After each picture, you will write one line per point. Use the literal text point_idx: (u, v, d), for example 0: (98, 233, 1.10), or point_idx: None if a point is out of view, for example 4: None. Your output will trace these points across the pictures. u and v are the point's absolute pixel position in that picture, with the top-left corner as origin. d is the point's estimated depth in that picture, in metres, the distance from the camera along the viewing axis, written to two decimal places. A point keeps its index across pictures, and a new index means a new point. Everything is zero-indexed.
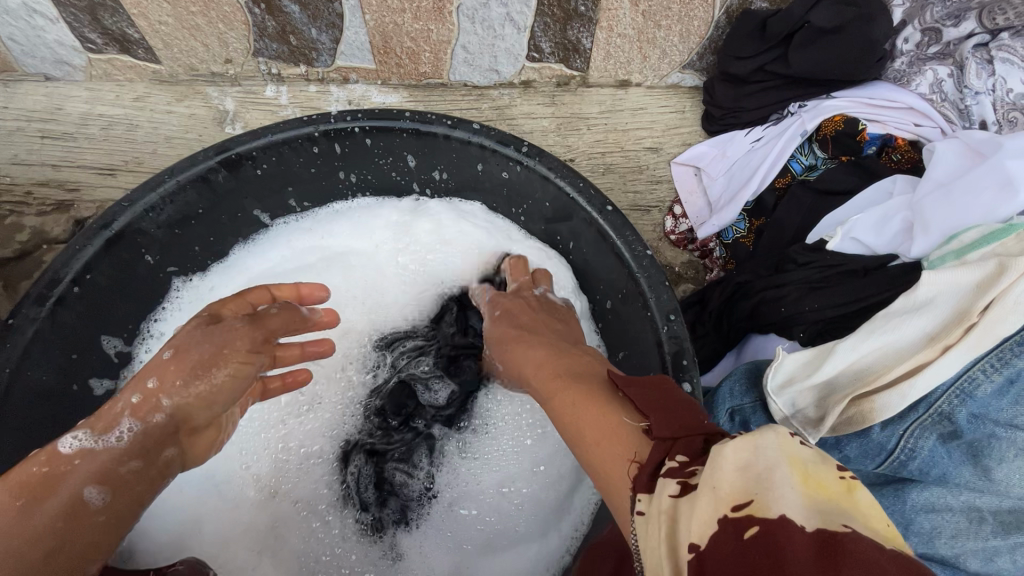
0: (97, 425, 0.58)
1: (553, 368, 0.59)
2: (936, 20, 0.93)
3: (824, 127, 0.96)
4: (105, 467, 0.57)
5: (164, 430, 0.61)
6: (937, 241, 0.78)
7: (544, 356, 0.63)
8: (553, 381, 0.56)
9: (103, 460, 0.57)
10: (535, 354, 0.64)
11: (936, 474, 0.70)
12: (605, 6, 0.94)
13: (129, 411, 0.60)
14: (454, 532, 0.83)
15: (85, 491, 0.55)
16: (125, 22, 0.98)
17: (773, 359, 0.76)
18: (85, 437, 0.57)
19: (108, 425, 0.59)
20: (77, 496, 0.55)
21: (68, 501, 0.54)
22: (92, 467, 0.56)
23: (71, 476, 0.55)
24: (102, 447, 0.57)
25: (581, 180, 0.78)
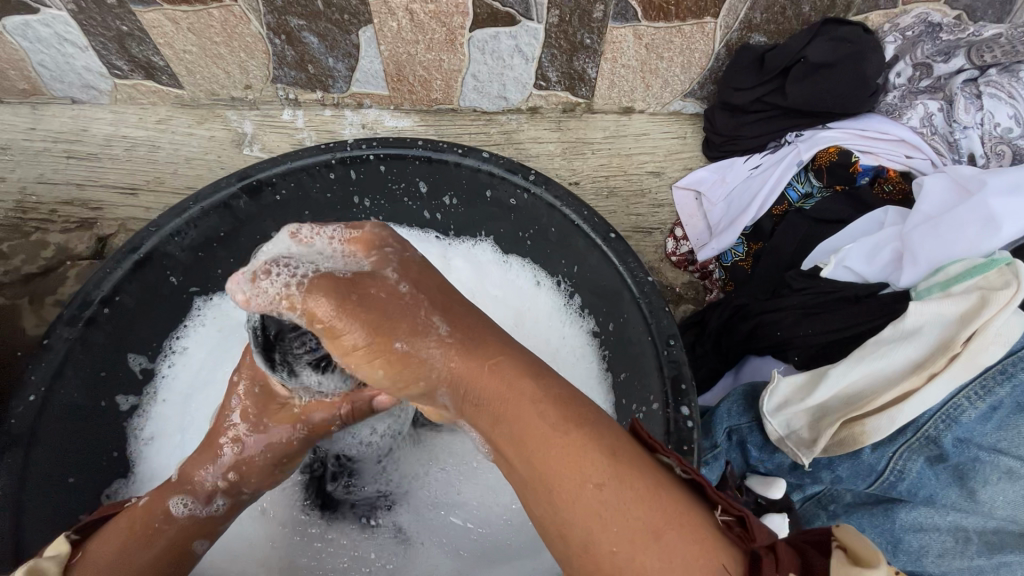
0: (199, 494, 0.67)
1: (558, 412, 0.49)
2: (927, 56, 0.99)
3: (819, 157, 1.01)
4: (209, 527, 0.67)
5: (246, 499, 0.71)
6: (924, 272, 0.82)
7: (539, 399, 0.50)
8: (557, 435, 0.48)
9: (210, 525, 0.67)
10: (521, 387, 0.51)
11: (923, 495, 0.73)
12: (610, 39, 0.98)
13: (224, 489, 0.68)
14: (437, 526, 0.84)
15: (197, 544, 0.66)
16: (152, 51, 1.03)
17: (770, 382, 0.80)
18: (193, 503, 0.66)
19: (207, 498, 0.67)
20: (188, 548, 0.65)
21: (180, 552, 0.64)
22: (198, 527, 0.66)
23: (174, 532, 0.64)
24: (203, 515, 0.67)
25: (585, 209, 0.82)
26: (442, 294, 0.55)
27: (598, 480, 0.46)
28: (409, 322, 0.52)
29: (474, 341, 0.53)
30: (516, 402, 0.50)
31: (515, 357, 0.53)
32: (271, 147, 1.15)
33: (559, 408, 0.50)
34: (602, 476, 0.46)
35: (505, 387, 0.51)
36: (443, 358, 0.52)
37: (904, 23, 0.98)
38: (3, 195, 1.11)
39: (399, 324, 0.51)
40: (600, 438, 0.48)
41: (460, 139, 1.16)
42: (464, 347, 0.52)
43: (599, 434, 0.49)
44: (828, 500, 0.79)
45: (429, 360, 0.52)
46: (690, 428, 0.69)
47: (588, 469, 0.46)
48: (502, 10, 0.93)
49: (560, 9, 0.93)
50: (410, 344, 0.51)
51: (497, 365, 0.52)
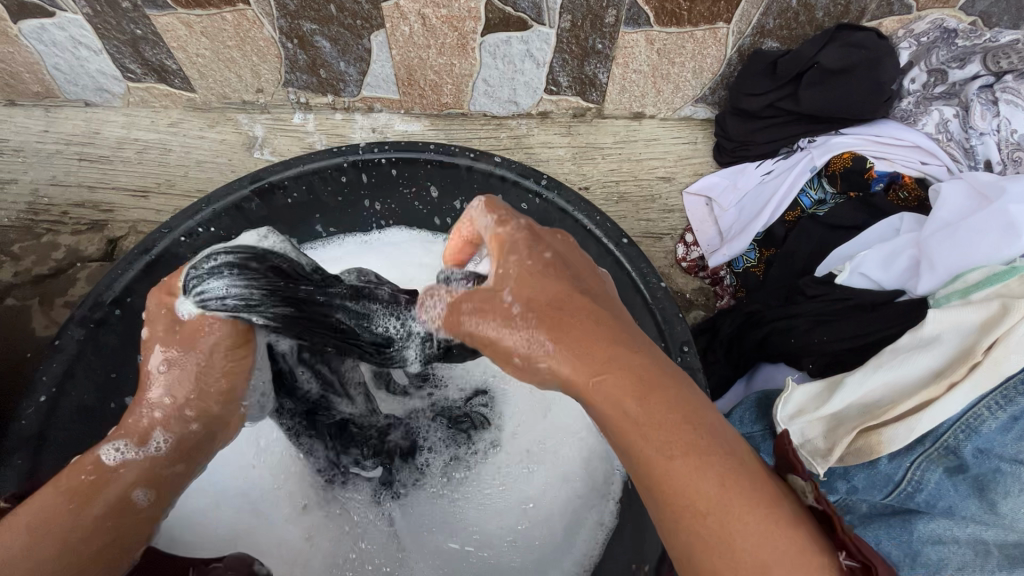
0: (130, 436, 0.53)
1: (667, 433, 0.43)
2: (941, 62, 0.97)
3: (833, 164, 1.00)
4: (149, 470, 0.54)
5: (198, 437, 0.55)
6: (942, 280, 0.82)
7: (648, 413, 0.43)
8: (664, 456, 0.42)
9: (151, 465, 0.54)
10: (622, 401, 0.44)
11: (942, 506, 0.72)
12: (622, 44, 0.98)
13: (159, 423, 0.53)
14: (443, 525, 0.81)
15: (135, 494, 0.53)
16: (165, 54, 1.04)
17: (784, 390, 0.78)
18: (125, 449, 0.53)
19: (143, 436, 0.53)
20: (128, 498, 0.53)
21: (118, 508, 0.52)
22: (143, 472, 0.53)
23: (111, 481, 0.52)
24: (144, 456, 0.53)
25: (598, 214, 0.82)
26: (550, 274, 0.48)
27: (709, 506, 0.41)
28: (509, 345, 0.46)
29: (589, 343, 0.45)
30: (618, 415, 0.44)
31: (629, 355, 0.45)
32: (282, 151, 1.15)
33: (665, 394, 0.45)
34: (712, 503, 0.41)
35: (618, 396, 0.44)
36: (546, 367, 0.45)
37: (919, 29, 0.97)
38: (15, 197, 1.12)
39: (523, 320, 0.46)
40: (716, 450, 0.43)
41: (470, 143, 1.16)
42: (567, 352, 0.45)
43: (709, 452, 0.43)
44: (843, 509, 0.78)
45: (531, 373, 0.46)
46: None
47: (703, 488, 0.41)
48: (514, 15, 0.93)
49: (572, 14, 0.92)
50: (507, 347, 0.46)
51: (600, 379, 0.44)
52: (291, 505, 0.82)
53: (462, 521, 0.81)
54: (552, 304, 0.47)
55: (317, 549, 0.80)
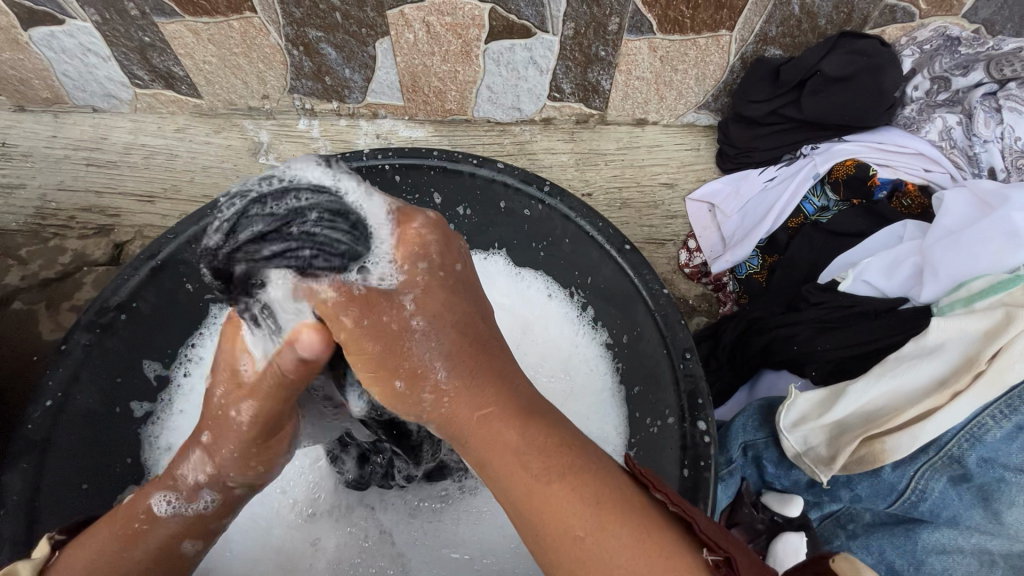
0: (182, 489, 0.54)
1: (541, 457, 0.47)
2: (945, 70, 0.98)
3: (835, 171, 1.00)
4: (197, 526, 0.55)
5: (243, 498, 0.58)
6: (946, 288, 0.81)
7: (529, 441, 0.48)
8: (538, 477, 0.46)
9: (199, 524, 0.55)
10: (505, 432, 0.48)
11: (946, 515, 0.72)
12: (625, 51, 0.99)
13: (207, 484, 0.55)
14: (439, 537, 0.81)
15: (183, 547, 0.55)
16: (172, 61, 1.05)
17: (787, 397, 0.78)
18: (177, 501, 0.54)
19: (192, 494, 0.55)
20: (176, 550, 0.55)
21: (166, 558, 0.54)
22: (192, 526, 0.55)
23: (158, 534, 0.54)
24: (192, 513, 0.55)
25: (600, 220, 0.82)
26: (458, 294, 0.50)
27: (580, 524, 0.44)
28: (410, 358, 0.47)
29: (478, 373, 0.50)
30: (499, 449, 0.48)
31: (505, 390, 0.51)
32: (287, 157, 1.16)
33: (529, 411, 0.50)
34: (585, 519, 0.44)
35: (505, 429, 0.48)
36: (435, 394, 0.49)
37: (922, 37, 0.96)
38: (23, 202, 1.13)
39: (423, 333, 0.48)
40: (589, 471, 0.47)
41: (473, 149, 1.16)
42: (461, 377, 0.49)
43: (583, 471, 0.47)
44: (846, 519, 0.78)
45: (420, 402, 0.49)
46: (707, 443, 0.68)
47: (574, 507, 0.45)
48: (518, 23, 0.94)
49: (575, 21, 0.93)
50: (402, 367, 0.48)
51: (485, 414, 0.49)
52: (294, 510, 0.81)
53: (460, 532, 0.81)
54: (459, 332, 0.49)
55: (322, 554, 0.80)
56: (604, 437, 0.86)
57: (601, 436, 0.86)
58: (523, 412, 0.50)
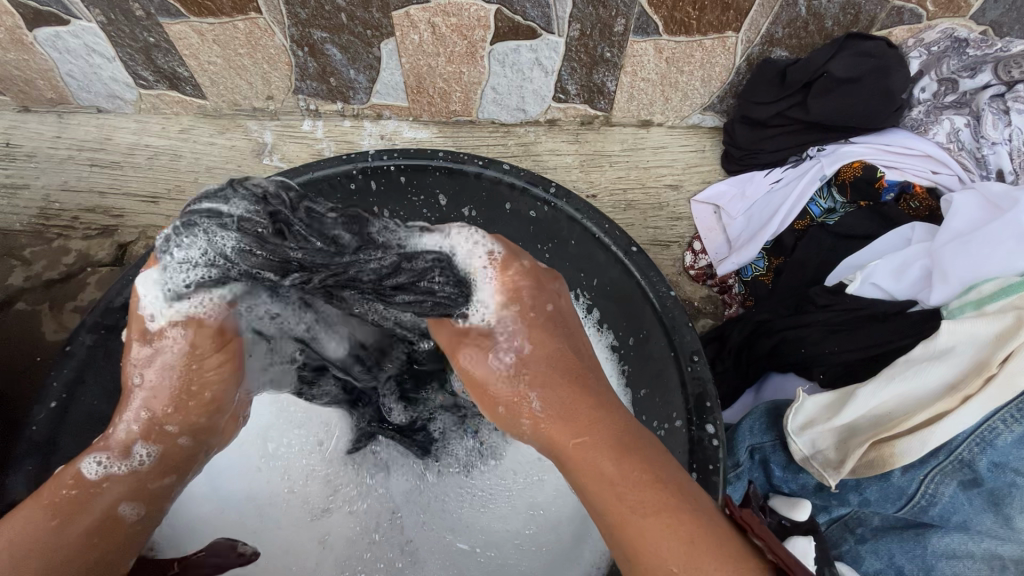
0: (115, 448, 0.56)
1: (638, 488, 0.49)
2: (953, 72, 0.97)
3: (844, 172, 0.99)
4: (133, 485, 0.56)
5: (184, 453, 0.58)
6: (955, 291, 0.81)
7: (625, 474, 0.50)
8: (635, 507, 0.48)
9: (134, 480, 0.56)
10: (600, 460, 0.51)
11: (956, 520, 0.72)
12: (630, 52, 0.98)
13: (143, 437, 0.56)
14: (453, 526, 0.80)
15: (121, 509, 0.56)
16: (177, 62, 1.05)
17: (795, 400, 0.78)
18: (109, 461, 0.56)
19: (126, 451, 0.56)
20: (115, 513, 0.56)
21: (107, 518, 0.55)
22: (127, 484, 0.56)
23: (99, 497, 0.55)
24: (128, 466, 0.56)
25: (607, 222, 0.82)
26: (545, 331, 0.57)
27: (673, 556, 0.46)
28: (508, 389, 0.55)
29: (575, 406, 0.54)
30: (591, 472, 0.51)
31: (603, 426, 0.53)
32: (291, 158, 1.15)
33: (623, 444, 0.52)
34: (679, 551, 0.46)
35: (602, 452, 0.51)
36: (537, 422, 0.54)
37: (929, 38, 0.95)
38: (27, 202, 1.13)
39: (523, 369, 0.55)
40: (686, 511, 0.48)
41: (477, 150, 1.16)
42: (555, 404, 0.54)
43: (680, 509, 0.48)
44: (855, 523, 0.77)
45: (519, 425, 0.55)
46: (715, 447, 0.68)
47: (670, 539, 0.46)
48: (523, 25, 0.94)
49: (581, 23, 0.93)
50: (504, 395, 0.55)
51: (581, 442, 0.52)
52: (304, 510, 0.80)
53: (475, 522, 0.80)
54: (546, 367, 0.56)
55: (331, 551, 0.79)
56: None
57: None
58: (622, 445, 0.52)
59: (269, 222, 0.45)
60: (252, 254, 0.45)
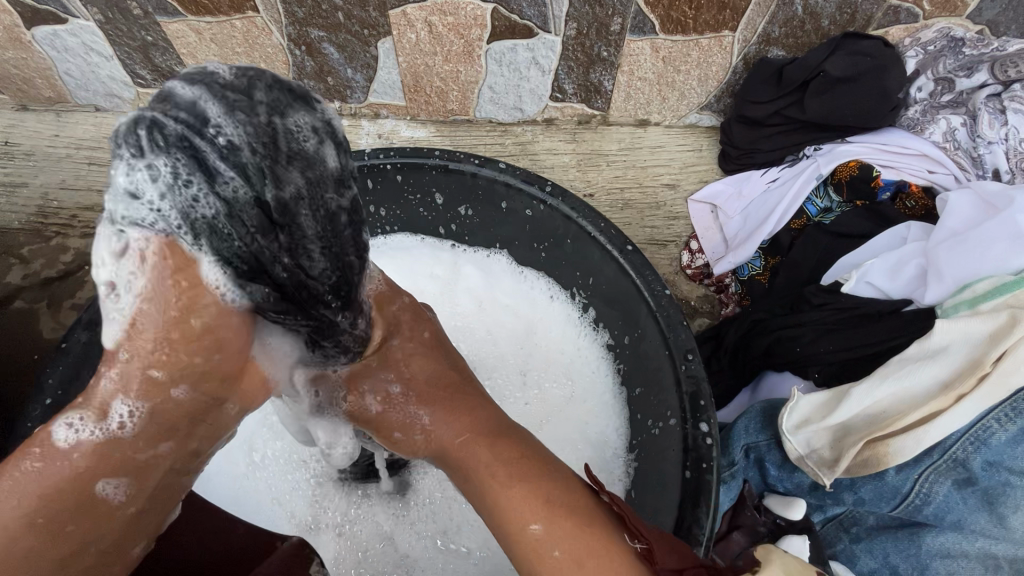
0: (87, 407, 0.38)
1: (504, 467, 0.51)
2: (949, 71, 0.97)
3: (838, 172, 0.99)
4: (114, 459, 0.39)
5: (192, 410, 0.40)
6: (949, 290, 0.81)
7: (498, 458, 0.52)
8: (502, 486, 0.50)
9: (113, 453, 0.39)
10: (473, 450, 0.52)
11: (950, 519, 0.72)
12: (627, 51, 0.98)
13: (120, 389, 0.38)
14: (441, 528, 0.78)
15: (100, 487, 0.40)
16: (175, 61, 1.05)
17: (790, 399, 0.78)
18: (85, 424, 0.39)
19: (99, 410, 0.38)
20: (91, 493, 0.40)
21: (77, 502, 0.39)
22: (109, 457, 0.39)
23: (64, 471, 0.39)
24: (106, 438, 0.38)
25: (602, 221, 0.82)
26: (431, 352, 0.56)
27: (536, 520, 0.48)
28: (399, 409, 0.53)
29: (453, 414, 0.54)
30: (467, 470, 0.52)
31: (480, 415, 0.55)
32: None
33: (498, 433, 0.53)
34: (539, 516, 0.49)
35: (475, 447, 0.52)
36: (426, 435, 0.53)
37: (926, 37, 0.96)
38: (26, 201, 1.13)
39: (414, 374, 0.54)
40: (546, 480, 0.51)
41: (475, 149, 1.16)
42: (441, 419, 0.53)
43: (540, 479, 0.51)
44: (850, 522, 0.78)
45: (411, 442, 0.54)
46: (709, 445, 0.68)
47: (533, 510, 0.49)
48: (520, 24, 0.94)
49: (577, 22, 0.93)
50: (395, 420, 0.53)
51: (464, 440, 0.53)
52: (291, 522, 0.79)
53: (461, 523, 0.77)
54: (431, 384, 0.54)
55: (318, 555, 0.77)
56: (606, 439, 0.85)
57: (601, 439, 0.85)
58: (497, 433, 0.53)
59: (261, 198, 0.35)
60: (224, 233, 0.35)
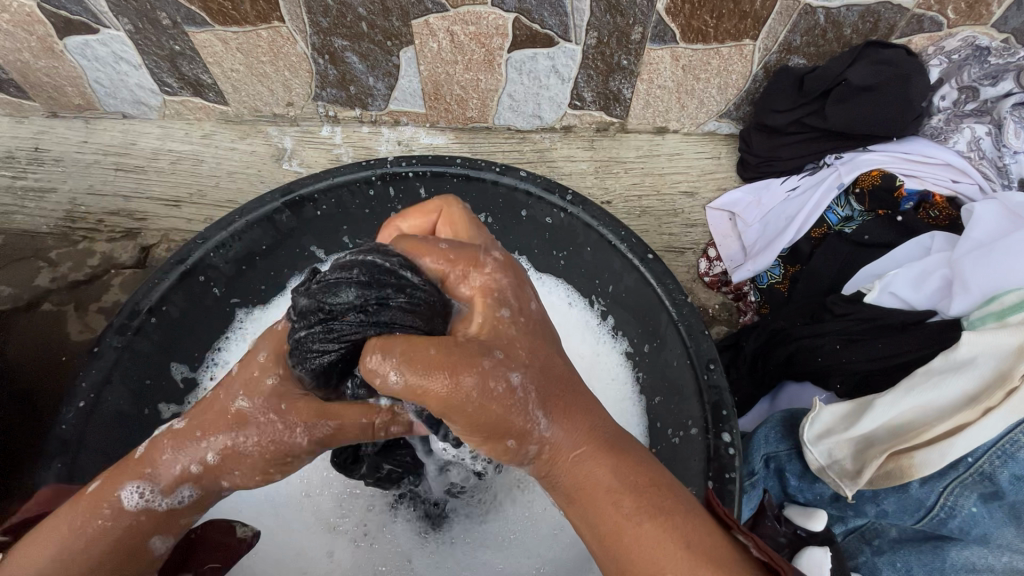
0: (158, 482, 0.51)
1: (634, 497, 0.47)
2: (973, 80, 0.96)
3: (860, 181, 0.99)
4: (168, 524, 0.53)
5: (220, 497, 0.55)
6: (975, 301, 0.80)
7: (621, 478, 0.48)
8: (630, 519, 0.46)
9: (168, 520, 0.53)
10: (600, 472, 0.48)
11: (976, 533, 0.71)
12: (647, 60, 0.99)
13: (191, 477, 0.52)
14: (452, 559, 0.79)
15: (154, 544, 0.53)
16: (200, 69, 1.07)
17: (812, 409, 0.77)
18: (148, 493, 0.51)
19: (170, 486, 0.52)
20: (148, 548, 0.53)
21: (131, 556, 0.52)
22: (161, 523, 0.52)
23: (121, 529, 0.51)
24: (166, 509, 0.52)
25: (623, 230, 0.82)
26: (535, 338, 0.50)
27: (672, 568, 0.44)
28: (518, 420, 0.46)
29: (584, 439, 0.49)
30: (600, 495, 0.48)
31: (590, 425, 0.50)
32: (310, 162, 1.17)
33: (612, 457, 0.49)
34: (679, 567, 0.44)
35: (598, 460, 0.49)
36: (540, 445, 0.48)
37: (950, 46, 0.95)
38: (54, 206, 1.15)
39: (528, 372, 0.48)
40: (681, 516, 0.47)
41: (493, 156, 1.17)
42: (563, 423, 0.49)
43: (674, 518, 0.46)
44: (871, 534, 0.78)
45: (523, 451, 0.48)
46: (732, 455, 0.68)
47: (671, 557, 0.45)
48: (541, 33, 0.95)
49: (598, 31, 0.94)
50: (515, 423, 0.47)
51: (582, 452, 0.49)
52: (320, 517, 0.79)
53: (479, 542, 0.80)
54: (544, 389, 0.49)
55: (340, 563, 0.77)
56: None
57: None
58: (612, 447, 0.50)
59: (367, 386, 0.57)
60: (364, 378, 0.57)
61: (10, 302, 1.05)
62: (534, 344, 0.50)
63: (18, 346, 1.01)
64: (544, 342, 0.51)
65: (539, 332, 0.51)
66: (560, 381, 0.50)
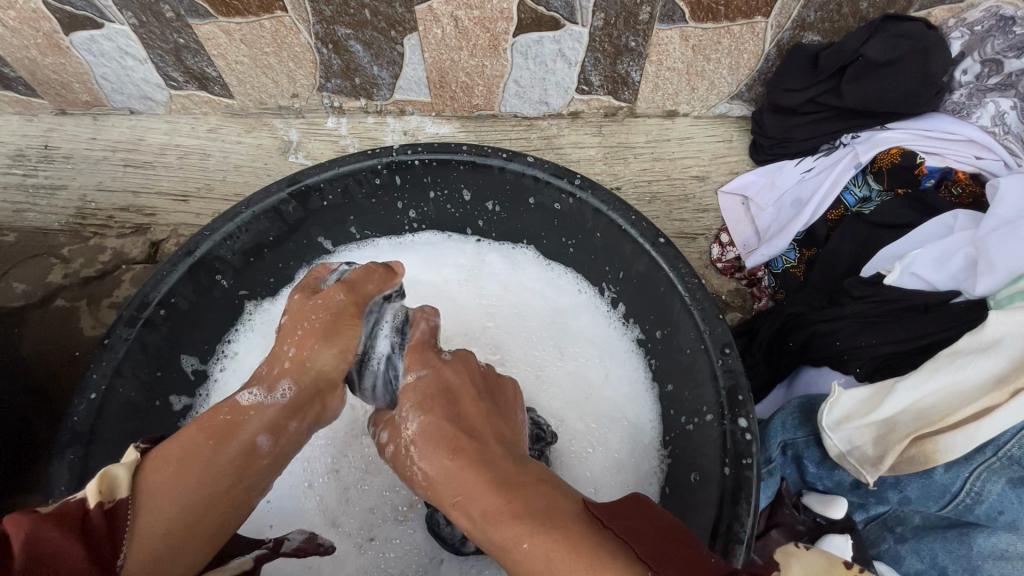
0: (264, 381, 0.62)
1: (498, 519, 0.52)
2: (997, 52, 0.92)
3: (878, 160, 0.96)
4: (274, 421, 0.61)
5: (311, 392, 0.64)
6: (1002, 281, 0.77)
7: (490, 516, 0.53)
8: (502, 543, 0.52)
9: (271, 414, 0.61)
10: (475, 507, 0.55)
11: (1005, 520, 0.69)
12: (655, 41, 0.97)
13: (286, 372, 0.63)
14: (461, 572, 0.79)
15: (259, 439, 0.60)
16: (205, 62, 1.07)
17: (830, 395, 0.75)
18: (257, 392, 0.62)
19: (271, 385, 0.62)
20: (252, 443, 0.59)
21: (240, 445, 0.58)
22: (265, 417, 0.61)
23: (245, 419, 0.60)
24: (271, 404, 0.61)
25: (633, 213, 0.80)
26: (437, 396, 0.64)
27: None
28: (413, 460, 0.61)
29: (450, 452, 0.59)
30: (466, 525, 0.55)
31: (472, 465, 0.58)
32: (316, 154, 1.17)
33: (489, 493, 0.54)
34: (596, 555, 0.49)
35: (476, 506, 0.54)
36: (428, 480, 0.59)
37: (972, 17, 0.92)
38: (65, 203, 1.16)
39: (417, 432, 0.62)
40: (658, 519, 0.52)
41: (500, 144, 1.15)
42: (438, 466, 0.59)
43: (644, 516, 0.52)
44: (894, 521, 0.76)
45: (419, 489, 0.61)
46: (749, 442, 0.66)
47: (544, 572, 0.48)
48: (547, 15, 0.93)
49: (605, 12, 0.91)
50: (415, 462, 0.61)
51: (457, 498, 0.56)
52: (324, 514, 0.81)
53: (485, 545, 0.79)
54: (429, 401, 0.64)
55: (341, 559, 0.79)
56: (637, 432, 0.84)
57: (635, 430, 0.84)
58: (504, 483, 0.55)
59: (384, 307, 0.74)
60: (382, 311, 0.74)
61: (24, 299, 1.06)
62: (428, 408, 0.64)
63: (34, 341, 1.02)
64: (465, 392, 0.65)
65: (455, 390, 0.65)
66: (461, 433, 0.61)
